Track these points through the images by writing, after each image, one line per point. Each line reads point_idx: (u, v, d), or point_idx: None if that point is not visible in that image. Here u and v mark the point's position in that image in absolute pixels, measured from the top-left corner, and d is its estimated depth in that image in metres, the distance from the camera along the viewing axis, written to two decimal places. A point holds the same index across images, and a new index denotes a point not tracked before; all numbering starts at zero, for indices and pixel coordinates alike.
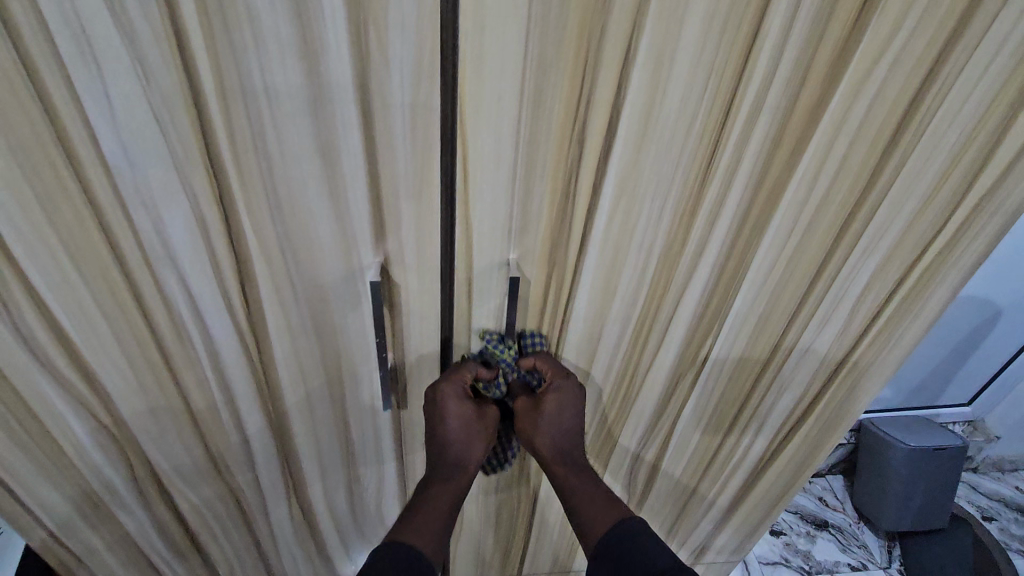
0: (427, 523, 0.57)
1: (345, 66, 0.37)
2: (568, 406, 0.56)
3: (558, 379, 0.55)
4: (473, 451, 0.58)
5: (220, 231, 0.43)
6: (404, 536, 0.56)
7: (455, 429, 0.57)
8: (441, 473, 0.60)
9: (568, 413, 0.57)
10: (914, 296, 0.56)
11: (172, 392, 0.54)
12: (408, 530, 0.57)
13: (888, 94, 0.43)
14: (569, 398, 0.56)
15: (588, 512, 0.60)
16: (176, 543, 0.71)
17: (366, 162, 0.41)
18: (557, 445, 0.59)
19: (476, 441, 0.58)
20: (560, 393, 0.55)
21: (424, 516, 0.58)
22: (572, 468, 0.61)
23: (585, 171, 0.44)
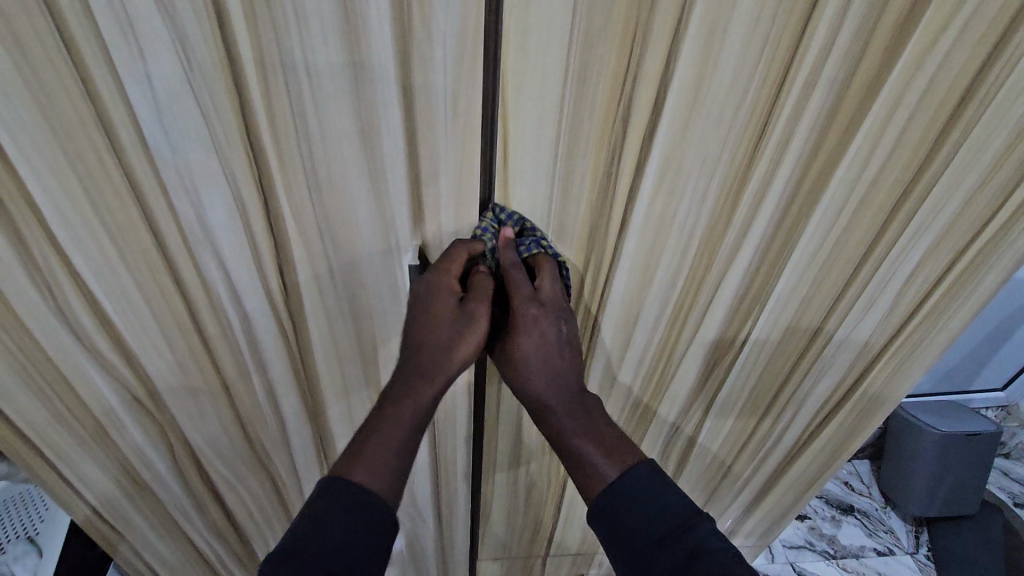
0: (382, 457, 0.46)
1: (387, 42, 0.35)
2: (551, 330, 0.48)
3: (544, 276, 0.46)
4: (452, 350, 0.46)
5: (259, 214, 0.43)
6: (353, 476, 0.46)
7: (431, 329, 0.46)
8: (406, 390, 0.47)
9: (554, 337, 0.48)
10: (967, 278, 0.54)
11: (210, 375, 0.54)
12: (358, 466, 0.46)
13: (953, 64, 0.40)
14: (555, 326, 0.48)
15: (584, 460, 0.49)
16: (213, 521, 0.72)
17: (406, 144, 0.40)
18: (548, 395, 0.50)
19: (461, 343, 0.46)
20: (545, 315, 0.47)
21: (378, 447, 0.47)
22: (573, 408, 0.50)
23: (629, 150, 0.42)
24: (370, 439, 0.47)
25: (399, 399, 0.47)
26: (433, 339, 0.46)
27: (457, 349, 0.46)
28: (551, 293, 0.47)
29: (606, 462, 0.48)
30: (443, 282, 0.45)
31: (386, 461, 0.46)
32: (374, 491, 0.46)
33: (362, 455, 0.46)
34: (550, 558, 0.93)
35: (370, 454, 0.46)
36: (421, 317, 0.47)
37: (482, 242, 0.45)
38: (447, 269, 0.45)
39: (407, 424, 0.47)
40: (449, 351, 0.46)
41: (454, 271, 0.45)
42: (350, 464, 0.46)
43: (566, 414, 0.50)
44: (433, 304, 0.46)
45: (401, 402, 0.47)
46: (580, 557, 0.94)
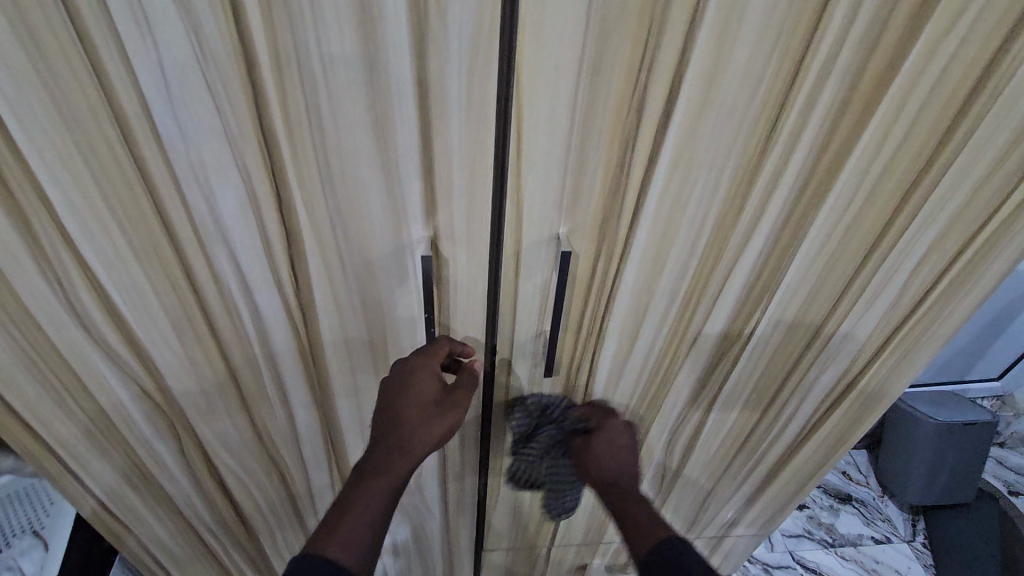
0: (354, 531, 0.53)
1: (403, 31, 0.35)
2: (616, 443, 0.65)
3: (605, 423, 0.65)
4: (422, 435, 0.56)
5: (271, 206, 0.43)
6: (325, 551, 0.51)
7: (410, 417, 0.55)
8: (378, 466, 0.55)
9: (614, 449, 0.66)
10: (972, 269, 0.54)
11: (220, 368, 0.54)
12: (333, 542, 0.52)
13: (964, 55, 0.40)
14: (617, 435, 0.65)
15: (635, 529, 0.63)
16: (221, 515, 0.72)
17: (420, 135, 0.40)
18: (603, 473, 0.67)
19: (434, 425, 0.56)
20: (608, 433, 0.65)
21: (350, 522, 0.53)
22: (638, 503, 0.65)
23: (642, 141, 0.42)
24: (345, 517, 0.53)
25: (373, 478, 0.55)
26: (411, 425, 0.55)
27: (430, 428, 0.56)
28: (614, 427, 0.65)
29: (652, 533, 0.62)
30: (427, 368, 0.53)
31: (358, 533, 0.53)
32: (343, 563, 0.51)
33: (334, 535, 0.52)
34: (555, 549, 0.94)
35: (345, 531, 0.53)
36: (401, 402, 0.55)
37: (459, 344, 0.54)
38: (433, 360, 0.53)
39: (382, 496, 0.55)
40: (422, 432, 0.56)
41: (436, 364, 0.54)
42: (322, 541, 0.52)
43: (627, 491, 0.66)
44: (416, 390, 0.54)
45: (377, 476, 0.55)
46: (585, 548, 0.95)
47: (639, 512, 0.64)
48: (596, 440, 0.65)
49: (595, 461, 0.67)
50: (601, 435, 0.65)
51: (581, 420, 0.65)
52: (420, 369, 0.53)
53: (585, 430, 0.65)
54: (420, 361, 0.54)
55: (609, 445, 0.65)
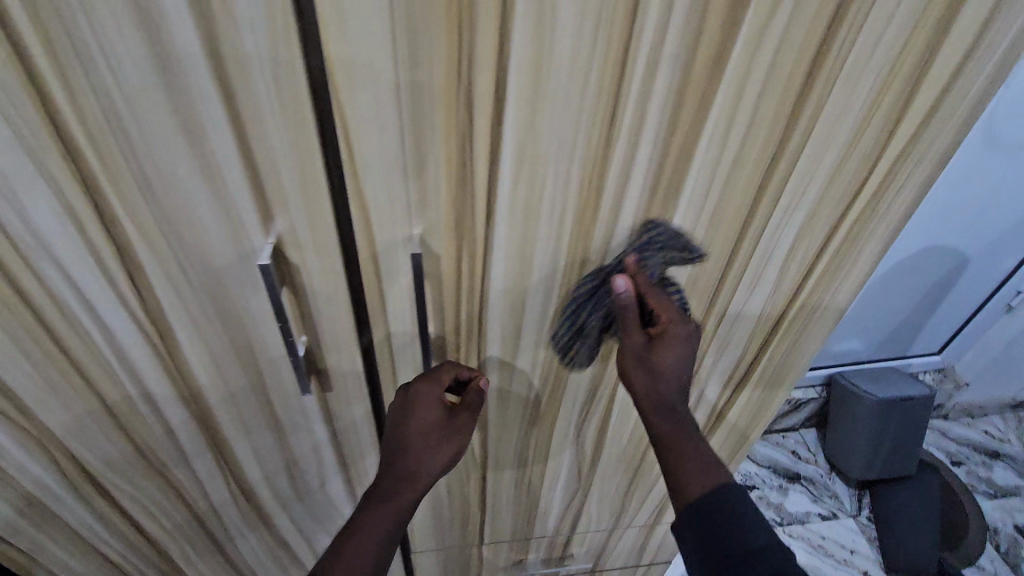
0: (361, 553, 0.55)
1: (189, 31, 0.33)
2: (669, 363, 0.55)
3: (678, 325, 0.54)
4: (427, 459, 0.57)
5: (92, 217, 0.41)
6: (333, 573, 0.54)
7: (413, 444, 0.57)
8: (385, 488, 0.57)
9: (676, 363, 0.55)
10: (845, 251, 0.54)
11: (81, 386, 0.52)
12: (341, 562, 0.54)
13: (793, 40, 0.39)
14: (684, 346, 0.54)
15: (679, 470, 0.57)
16: (123, 534, 0.70)
17: (235, 138, 0.38)
18: (654, 386, 0.56)
19: (439, 450, 0.58)
20: (674, 341, 0.54)
21: (358, 539, 0.55)
22: (671, 419, 0.57)
23: (479, 138, 0.41)
24: (354, 536, 0.56)
25: (380, 500, 0.57)
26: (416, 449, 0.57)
27: (435, 454, 0.58)
28: (677, 336, 0.54)
29: (701, 475, 0.56)
30: (428, 394, 0.55)
31: (366, 555, 0.55)
32: None
33: (342, 554, 0.55)
34: (487, 547, 0.93)
35: (351, 548, 0.55)
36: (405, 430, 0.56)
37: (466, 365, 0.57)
38: (435, 385, 0.55)
39: (392, 517, 0.57)
40: (427, 456, 0.57)
41: (437, 391, 0.56)
42: (330, 560, 0.55)
43: (675, 402, 0.57)
44: (420, 418, 0.56)
45: (385, 499, 0.57)
46: (517, 544, 0.94)
47: (687, 430, 0.58)
48: (657, 343, 0.54)
49: (638, 369, 0.56)
50: (667, 337, 0.54)
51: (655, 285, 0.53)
52: (421, 396, 0.55)
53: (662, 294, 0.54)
54: (420, 387, 0.55)
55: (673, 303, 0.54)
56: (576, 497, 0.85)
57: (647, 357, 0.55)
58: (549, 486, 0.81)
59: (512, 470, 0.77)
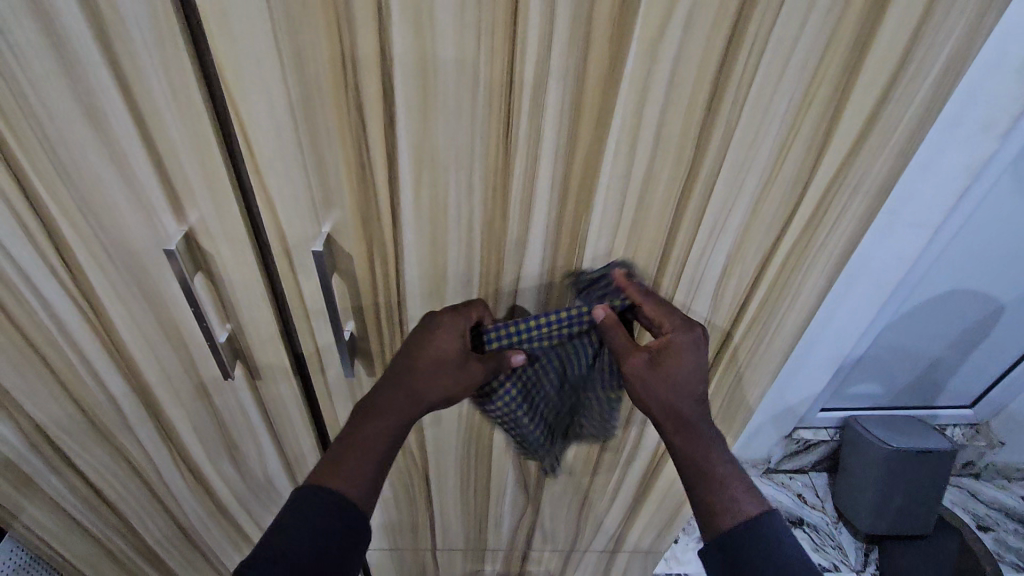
0: (359, 469, 0.55)
1: (81, 24, 0.35)
2: (684, 369, 0.52)
3: (681, 332, 0.51)
4: (437, 386, 0.53)
5: (17, 195, 0.43)
6: (329, 484, 0.54)
7: (424, 371, 0.53)
8: (386, 407, 0.55)
9: (687, 371, 0.52)
10: (783, 284, 0.51)
11: (28, 353, 0.55)
12: (337, 476, 0.54)
13: (690, 57, 0.38)
14: (693, 353, 0.51)
15: (710, 498, 0.55)
16: (83, 497, 0.74)
17: (137, 128, 0.40)
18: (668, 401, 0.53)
19: (450, 384, 0.53)
20: (682, 351, 0.51)
21: (354, 456, 0.55)
22: (694, 433, 0.55)
23: (374, 140, 0.41)
24: (349, 453, 0.55)
25: (375, 420, 0.55)
26: (430, 376, 0.53)
27: (440, 386, 0.53)
28: (683, 344, 0.51)
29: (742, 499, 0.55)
30: (453, 325, 0.51)
31: (363, 471, 0.55)
32: (348, 496, 0.54)
33: (339, 469, 0.54)
34: (441, 552, 0.92)
35: (350, 466, 0.55)
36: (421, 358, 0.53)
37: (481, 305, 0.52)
38: (461, 320, 0.51)
39: (386, 436, 0.55)
40: (433, 384, 0.53)
41: (465, 323, 0.51)
42: (323, 472, 0.55)
43: (694, 409, 0.54)
44: (437, 346, 0.51)
45: (381, 416, 0.55)
46: (472, 554, 0.93)
47: (713, 451, 0.55)
48: (663, 356, 0.51)
49: (647, 390, 0.53)
50: (672, 351, 0.51)
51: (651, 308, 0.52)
52: (445, 325, 0.51)
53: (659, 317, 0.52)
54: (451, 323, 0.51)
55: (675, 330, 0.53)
56: (527, 512, 0.84)
57: (653, 373, 0.52)
58: (496, 497, 0.80)
59: (456, 476, 0.76)
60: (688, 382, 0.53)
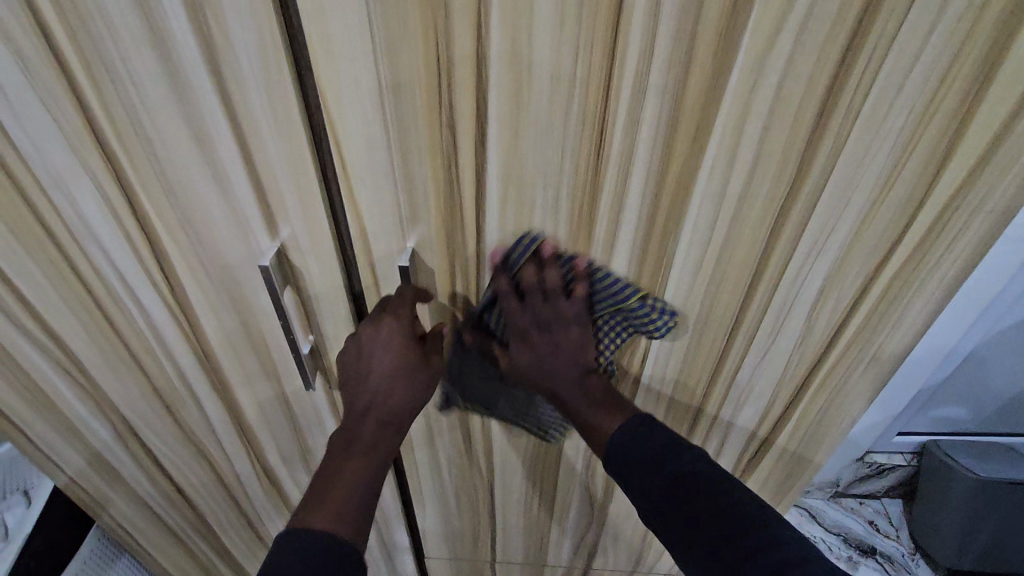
0: (345, 501, 0.49)
1: (194, 52, 0.37)
2: (539, 343, 0.51)
3: (518, 315, 0.49)
4: (403, 398, 0.52)
5: (127, 211, 0.46)
6: (313, 524, 0.48)
7: (389, 387, 0.51)
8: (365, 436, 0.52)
9: (536, 343, 0.51)
10: (885, 307, 0.48)
11: (127, 358, 0.58)
12: (321, 511, 0.48)
13: (799, 72, 0.36)
14: (529, 330, 0.50)
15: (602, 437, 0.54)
16: (166, 492, 0.77)
17: (240, 148, 0.41)
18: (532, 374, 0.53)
19: (417, 390, 0.52)
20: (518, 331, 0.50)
21: (338, 486, 0.50)
22: (579, 395, 0.53)
23: (464, 159, 0.42)
24: (332, 486, 0.50)
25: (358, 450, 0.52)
26: (394, 388, 0.52)
27: (411, 393, 0.52)
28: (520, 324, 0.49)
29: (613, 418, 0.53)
30: (398, 326, 0.50)
31: (347, 509, 0.49)
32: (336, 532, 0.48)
33: (324, 506, 0.49)
34: (499, 566, 0.92)
35: (336, 499, 0.49)
36: (372, 369, 0.51)
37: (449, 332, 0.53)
38: (404, 318, 0.50)
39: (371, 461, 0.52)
40: (402, 395, 0.52)
41: (408, 322, 0.50)
42: (307, 510, 0.49)
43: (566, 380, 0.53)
44: (386, 354, 0.50)
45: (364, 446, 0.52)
46: (530, 569, 0.92)
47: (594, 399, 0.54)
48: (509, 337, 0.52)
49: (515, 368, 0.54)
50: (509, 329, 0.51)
51: (574, 283, 0.48)
52: (390, 328, 0.50)
53: (558, 297, 0.48)
54: (390, 324, 0.50)
55: (574, 312, 0.49)
56: (590, 531, 0.82)
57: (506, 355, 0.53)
58: (559, 514, 0.79)
59: (520, 491, 0.75)
60: (544, 356, 0.52)
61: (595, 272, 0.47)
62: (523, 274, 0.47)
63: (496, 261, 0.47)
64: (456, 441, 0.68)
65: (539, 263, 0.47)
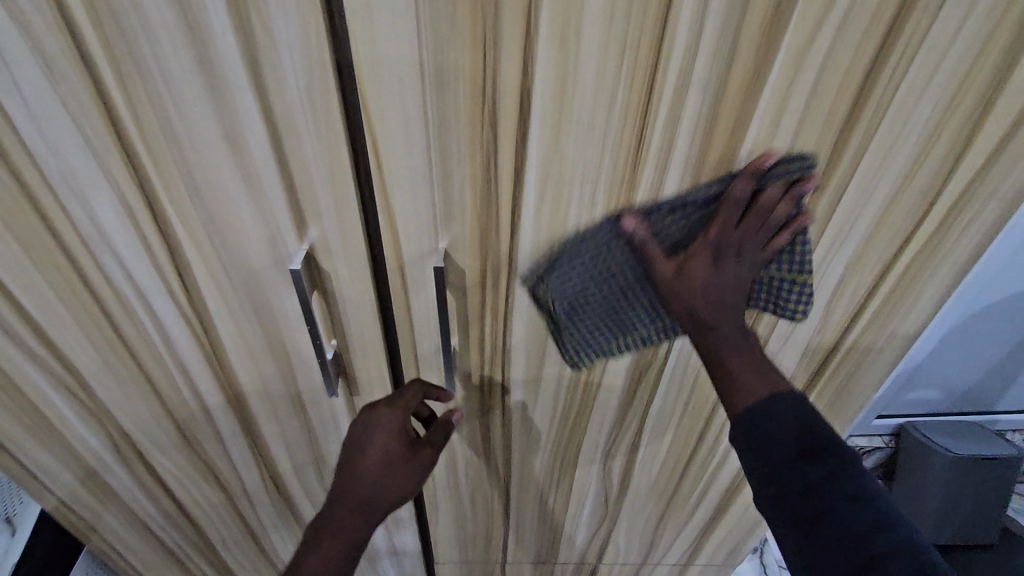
0: None
1: (232, 49, 0.36)
2: (730, 265, 0.42)
3: (723, 235, 0.41)
4: (386, 488, 0.56)
5: (147, 217, 0.44)
6: None
7: (374, 470, 0.56)
8: (338, 517, 0.55)
9: (727, 281, 0.42)
10: (901, 292, 0.50)
11: (135, 372, 0.56)
12: None
13: (835, 66, 0.37)
14: (734, 240, 0.41)
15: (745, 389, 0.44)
16: (168, 512, 0.74)
17: (273, 149, 0.40)
18: (708, 311, 0.43)
19: (398, 480, 0.57)
20: (708, 252, 0.42)
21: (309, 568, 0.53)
22: (744, 354, 0.45)
23: (503, 156, 0.41)
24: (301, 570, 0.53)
25: (333, 531, 0.55)
26: (380, 478, 0.56)
27: (395, 483, 0.56)
28: (719, 244, 0.41)
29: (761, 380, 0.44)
30: (394, 415, 0.56)
31: None
32: None
33: None
34: (509, 566, 0.92)
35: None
36: (363, 454, 0.56)
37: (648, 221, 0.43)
38: (399, 408, 0.56)
39: (343, 547, 0.54)
40: (386, 482, 0.56)
41: (401, 413, 0.56)
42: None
43: (735, 332, 0.44)
44: (379, 443, 0.56)
45: (338, 527, 0.55)
46: (540, 568, 0.92)
47: (756, 363, 0.45)
48: (697, 258, 0.42)
49: (686, 297, 0.43)
50: (720, 214, 0.41)
51: (780, 232, 0.43)
52: (384, 417, 0.56)
53: (766, 232, 0.42)
54: (386, 415, 0.56)
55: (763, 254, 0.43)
56: (603, 527, 0.83)
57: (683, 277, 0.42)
58: (574, 511, 0.79)
59: (536, 490, 0.75)
60: (727, 297, 0.43)
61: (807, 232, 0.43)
62: (761, 197, 0.41)
63: (760, 170, 0.40)
64: (475, 442, 0.68)
65: (794, 199, 0.41)
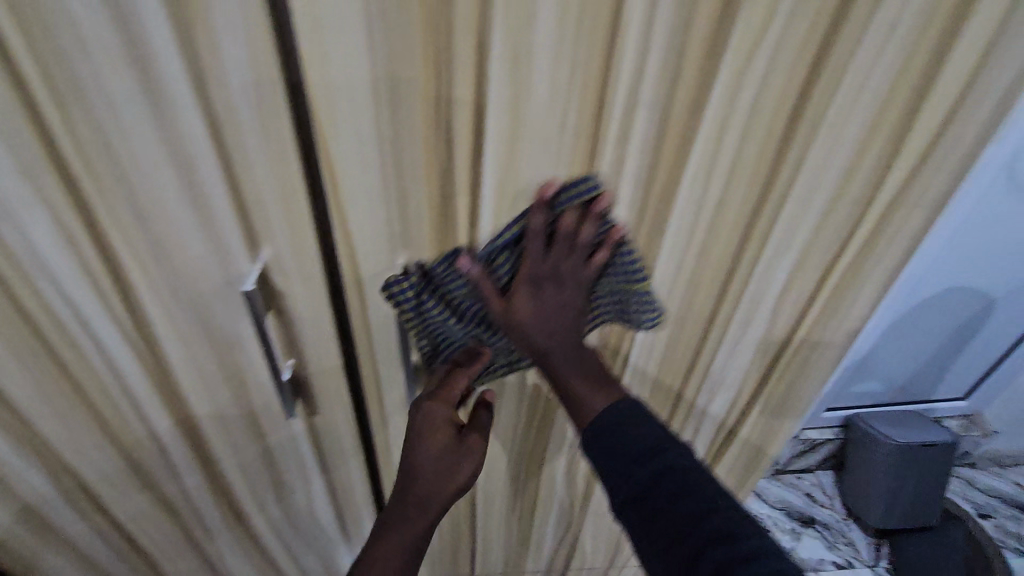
0: None
1: (177, 67, 0.35)
2: (550, 292, 0.43)
3: (534, 265, 0.42)
4: (445, 483, 0.52)
5: (87, 240, 0.42)
6: None
7: (431, 464, 0.52)
8: (396, 516, 0.52)
9: (546, 307, 0.44)
10: (839, 294, 0.53)
11: (76, 403, 0.53)
12: None
13: (772, 84, 0.39)
14: (537, 271, 0.42)
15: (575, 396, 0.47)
16: (115, 547, 0.70)
17: (223, 167, 0.39)
18: (544, 334, 0.44)
19: (455, 474, 0.52)
20: (525, 283, 0.43)
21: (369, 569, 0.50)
22: (576, 369, 0.47)
23: (459, 171, 0.42)
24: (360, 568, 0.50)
25: (392, 530, 0.51)
26: (437, 471, 0.52)
27: (452, 477, 0.52)
28: (534, 274, 0.42)
29: (599, 393, 0.47)
30: (439, 407, 0.52)
31: None
32: None
33: None
34: None
35: None
36: (418, 449, 0.52)
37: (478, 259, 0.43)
38: (445, 398, 0.53)
39: (401, 549, 0.51)
40: (444, 476, 0.52)
41: (448, 400, 0.53)
42: None
43: (566, 354, 0.46)
44: (433, 435, 0.52)
45: (396, 526, 0.51)
46: None
47: (590, 374, 0.48)
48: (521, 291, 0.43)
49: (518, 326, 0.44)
50: (532, 247, 0.41)
51: (598, 249, 0.42)
52: (432, 410, 0.52)
53: (579, 256, 0.42)
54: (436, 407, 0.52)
55: (586, 274, 0.43)
56: (569, 532, 0.83)
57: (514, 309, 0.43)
58: (540, 518, 0.80)
59: (501, 500, 0.76)
60: (550, 324, 0.44)
61: (624, 244, 0.42)
62: (561, 224, 0.41)
63: (547, 201, 0.40)
64: None
65: (593, 221, 0.40)
